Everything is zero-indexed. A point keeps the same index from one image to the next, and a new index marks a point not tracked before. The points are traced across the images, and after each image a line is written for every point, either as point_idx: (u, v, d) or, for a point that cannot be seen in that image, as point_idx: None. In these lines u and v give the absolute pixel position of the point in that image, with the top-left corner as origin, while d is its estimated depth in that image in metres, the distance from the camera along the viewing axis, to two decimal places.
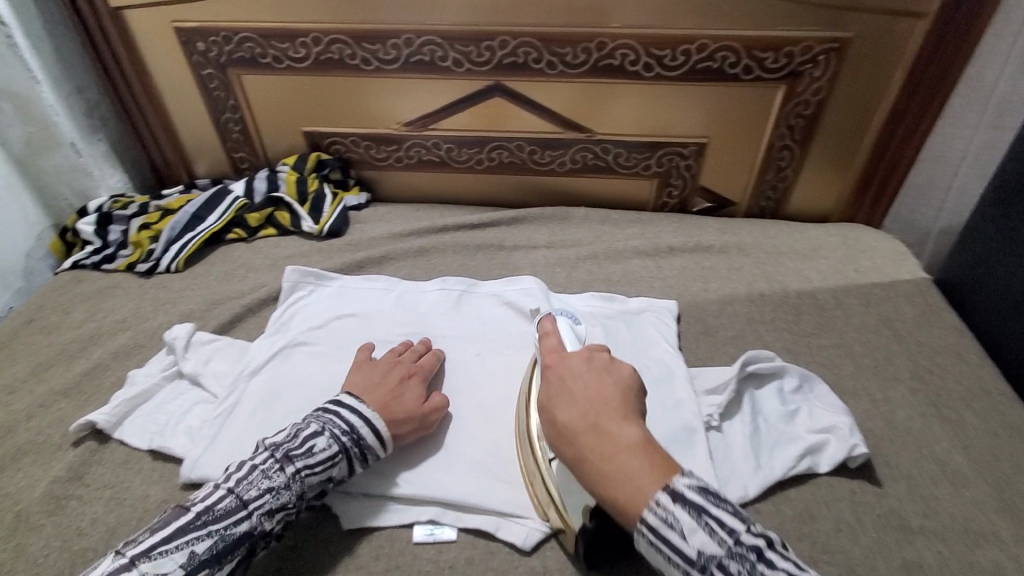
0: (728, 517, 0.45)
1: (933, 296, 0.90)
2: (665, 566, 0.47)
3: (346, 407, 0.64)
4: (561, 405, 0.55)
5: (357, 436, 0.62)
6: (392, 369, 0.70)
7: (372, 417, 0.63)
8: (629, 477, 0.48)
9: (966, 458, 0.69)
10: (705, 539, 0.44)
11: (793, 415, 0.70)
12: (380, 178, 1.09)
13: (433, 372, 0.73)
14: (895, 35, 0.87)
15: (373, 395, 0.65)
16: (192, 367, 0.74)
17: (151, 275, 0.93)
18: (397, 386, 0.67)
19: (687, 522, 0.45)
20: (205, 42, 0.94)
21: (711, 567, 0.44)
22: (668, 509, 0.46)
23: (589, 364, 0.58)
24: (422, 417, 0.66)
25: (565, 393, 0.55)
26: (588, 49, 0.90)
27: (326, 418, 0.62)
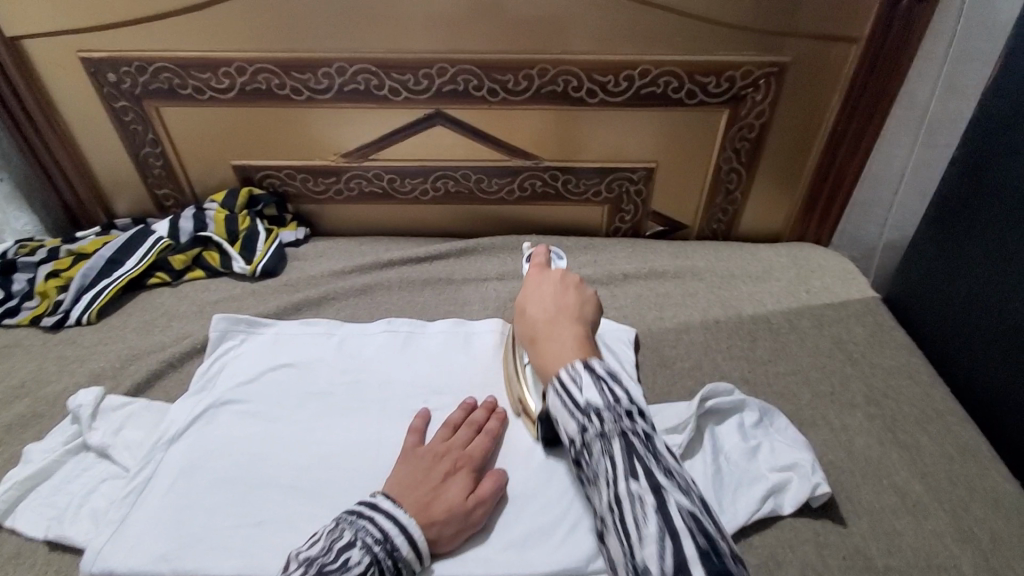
0: (620, 389, 0.56)
1: (882, 315, 0.90)
2: (558, 413, 0.58)
3: (382, 511, 0.57)
4: (533, 303, 0.70)
5: (391, 546, 0.54)
6: (437, 460, 0.62)
7: (409, 524, 0.56)
8: (555, 344, 0.64)
9: (925, 486, 0.68)
10: (595, 392, 0.56)
11: (754, 452, 0.68)
12: (319, 212, 1.03)
13: (484, 458, 0.65)
14: (830, 59, 0.87)
15: (413, 495, 0.58)
16: (99, 437, 0.67)
17: (59, 329, 0.84)
18: (441, 481, 0.60)
19: (587, 379, 0.57)
20: (117, 73, 0.87)
21: (591, 413, 0.55)
22: (576, 372, 0.58)
23: (562, 281, 0.73)
24: (467, 516, 0.59)
25: (538, 298, 0.71)
26: (529, 76, 0.87)
27: (359, 523, 0.55)
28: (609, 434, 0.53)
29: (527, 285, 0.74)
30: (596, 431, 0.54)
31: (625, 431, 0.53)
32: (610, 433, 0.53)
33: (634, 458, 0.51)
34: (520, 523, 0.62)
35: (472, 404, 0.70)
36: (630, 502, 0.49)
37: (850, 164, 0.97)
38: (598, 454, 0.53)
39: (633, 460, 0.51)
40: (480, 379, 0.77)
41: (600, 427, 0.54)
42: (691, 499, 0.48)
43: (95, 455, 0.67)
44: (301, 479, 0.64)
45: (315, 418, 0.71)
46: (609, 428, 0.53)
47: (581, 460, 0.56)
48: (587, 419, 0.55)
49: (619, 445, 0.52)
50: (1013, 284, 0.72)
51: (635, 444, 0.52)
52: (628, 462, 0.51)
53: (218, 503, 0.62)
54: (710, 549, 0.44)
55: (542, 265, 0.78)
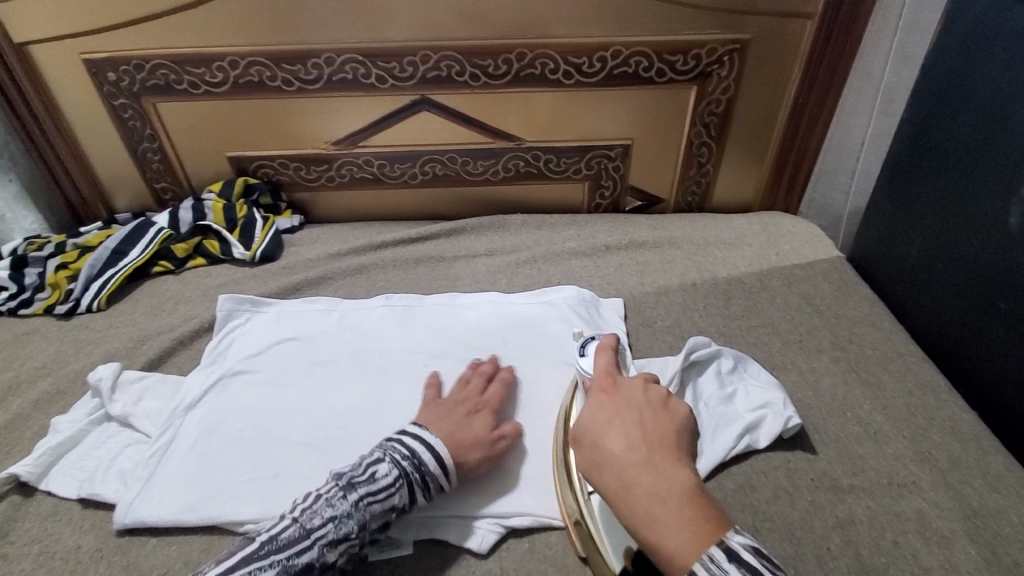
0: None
1: (846, 272, 0.96)
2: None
3: (411, 434, 0.64)
4: (611, 435, 0.55)
5: (418, 461, 0.61)
6: (459, 400, 0.69)
7: (437, 443, 0.62)
8: (666, 513, 0.48)
9: (886, 417, 0.75)
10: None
11: (732, 396, 0.74)
12: (313, 200, 1.07)
13: (501, 401, 0.71)
14: (788, 35, 0.94)
15: (438, 425, 0.65)
16: (120, 407, 0.71)
17: (71, 317, 0.88)
18: (464, 415, 0.66)
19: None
20: (115, 71, 0.91)
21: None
22: (724, 567, 0.45)
23: (642, 398, 0.58)
24: (491, 443, 0.65)
25: (619, 424, 0.56)
26: (508, 60, 0.93)
27: (388, 445, 0.62)
28: None
29: (592, 404, 0.59)
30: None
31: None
32: None
33: None
34: (516, 467, 0.67)
35: (484, 361, 0.76)
36: None
37: (811, 133, 1.03)
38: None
39: None
40: (475, 345, 0.82)
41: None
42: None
43: (118, 424, 0.71)
44: (313, 436, 0.69)
45: (323, 384, 0.76)
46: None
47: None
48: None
49: None
50: (958, 231, 0.78)
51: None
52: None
53: (237, 458, 0.67)
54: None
55: (609, 366, 0.65)
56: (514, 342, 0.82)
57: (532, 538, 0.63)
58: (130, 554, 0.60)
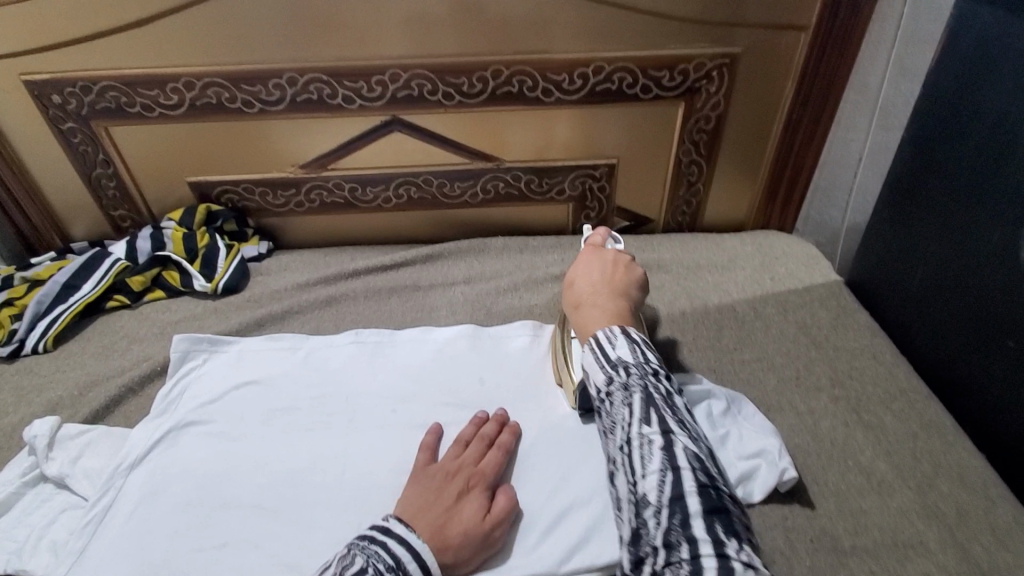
0: (648, 351, 0.62)
1: (845, 298, 0.91)
2: (590, 367, 0.63)
3: (394, 536, 0.55)
4: (582, 274, 0.74)
5: (403, 573, 0.52)
6: (449, 481, 0.61)
7: (422, 549, 0.54)
8: (597, 315, 0.69)
9: (890, 465, 0.69)
10: (627, 351, 0.62)
11: (723, 440, 0.68)
12: (281, 225, 1.01)
13: (497, 474, 0.64)
14: (780, 47, 0.88)
15: (425, 517, 0.57)
16: (57, 468, 0.65)
17: (15, 359, 0.82)
18: (454, 501, 0.59)
19: (621, 341, 0.63)
20: (63, 94, 0.85)
21: (620, 367, 0.60)
22: (613, 333, 0.64)
23: (613, 257, 0.77)
24: (485, 536, 0.58)
25: (587, 268, 0.75)
26: (483, 78, 0.87)
27: (372, 549, 0.53)
28: (632, 387, 0.58)
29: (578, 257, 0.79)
30: (621, 384, 0.59)
31: (647, 385, 0.58)
32: (633, 386, 0.58)
33: (653, 408, 0.56)
34: None
35: (483, 418, 0.69)
36: (641, 443, 0.54)
37: (807, 149, 0.98)
38: (618, 404, 0.58)
39: (649, 409, 0.56)
40: (449, 385, 0.77)
41: (625, 380, 0.59)
42: (699, 446, 0.54)
43: (54, 485, 0.66)
44: (267, 498, 0.64)
45: (281, 435, 0.70)
46: (633, 382, 0.58)
47: (603, 410, 0.61)
48: (614, 370, 0.60)
49: (639, 397, 0.57)
50: (964, 260, 0.73)
51: (655, 396, 0.57)
52: (645, 410, 0.56)
53: (181, 526, 0.61)
54: (709, 486, 0.50)
55: (598, 242, 0.81)
56: (492, 381, 0.77)
57: None
58: None
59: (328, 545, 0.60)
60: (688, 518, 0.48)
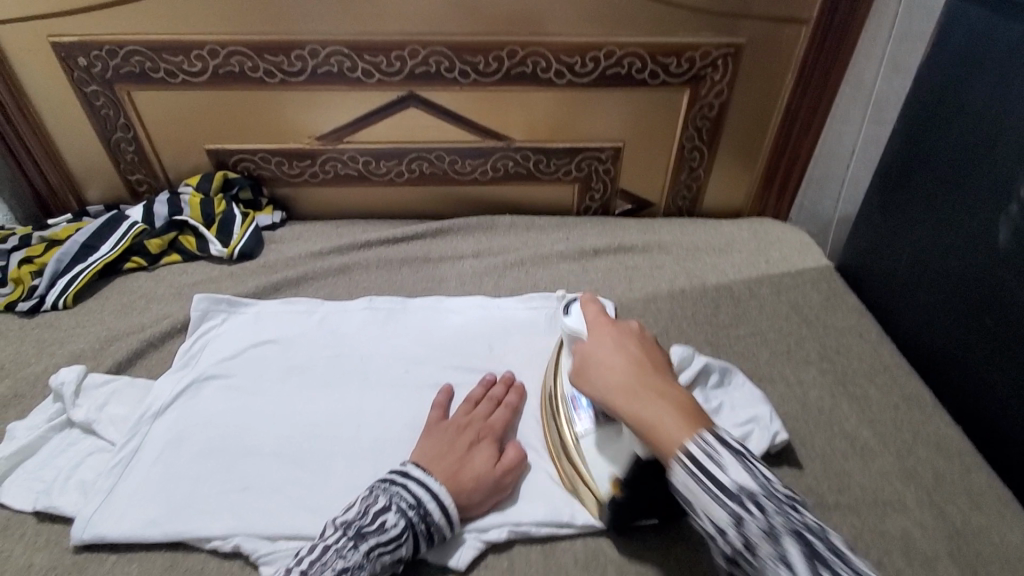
0: (764, 468, 0.47)
1: (835, 281, 0.95)
2: (691, 497, 0.47)
3: (414, 478, 0.59)
4: (610, 358, 0.57)
5: (424, 511, 0.57)
6: (460, 434, 0.65)
7: (440, 491, 0.58)
8: (667, 412, 0.51)
9: (872, 432, 0.74)
10: (746, 475, 0.46)
11: (718, 409, 0.72)
12: (295, 196, 1.04)
13: (505, 428, 0.68)
14: (783, 39, 0.92)
15: (441, 464, 0.61)
16: (83, 414, 0.68)
17: (35, 314, 0.84)
18: (468, 451, 0.63)
19: (727, 458, 0.47)
20: (87, 57, 0.87)
21: (749, 500, 0.45)
22: (708, 443, 0.48)
23: (635, 333, 0.60)
24: (497, 482, 0.61)
25: (615, 350, 0.58)
26: (499, 58, 0.90)
27: (393, 489, 0.58)
28: (781, 533, 0.43)
29: (589, 336, 0.61)
30: (761, 527, 0.44)
31: (796, 526, 0.43)
32: (781, 529, 0.43)
33: (823, 565, 0.41)
34: None
35: (491, 379, 0.72)
36: None
37: (803, 140, 1.03)
38: (768, 561, 0.43)
39: (821, 569, 0.41)
40: (459, 350, 0.80)
41: (766, 522, 0.44)
42: None
43: (80, 431, 0.68)
44: (287, 447, 0.67)
45: (300, 390, 0.73)
46: (779, 525, 0.43)
47: (736, 562, 0.45)
48: (742, 506, 0.45)
49: (798, 549, 0.42)
50: (947, 246, 0.78)
51: (814, 544, 0.43)
52: (812, 570, 0.41)
53: (207, 469, 0.64)
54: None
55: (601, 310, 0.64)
56: (500, 349, 0.80)
57: (512, 553, 0.61)
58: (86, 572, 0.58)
59: (346, 493, 0.63)
60: None
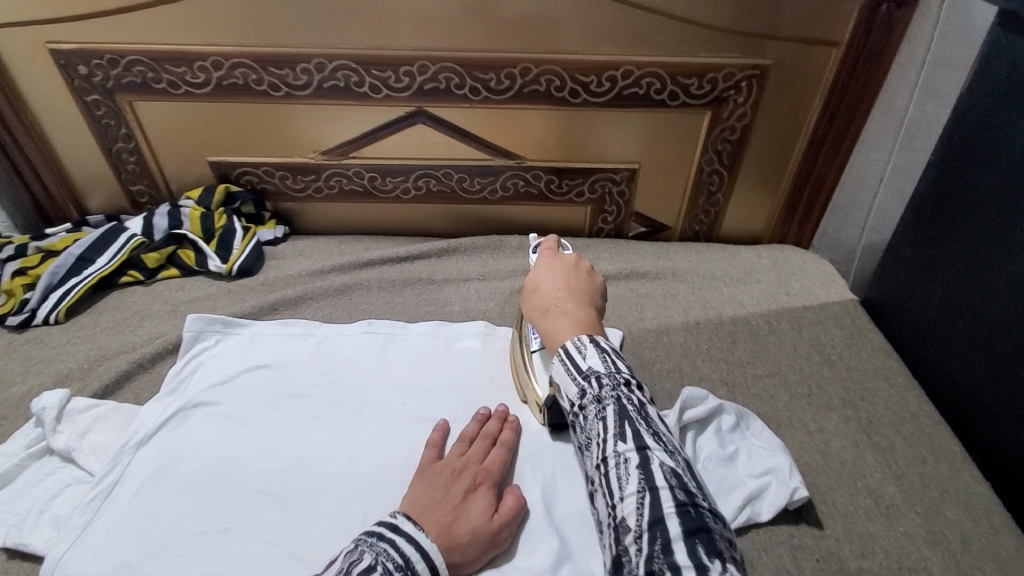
0: (624, 364, 0.59)
1: (860, 318, 0.90)
2: (560, 380, 0.60)
3: (403, 534, 0.54)
4: (544, 280, 0.70)
5: (412, 573, 0.52)
6: (454, 480, 0.61)
7: (432, 548, 0.54)
8: (565, 327, 0.64)
9: (899, 489, 0.69)
10: (598, 362, 0.59)
11: (732, 456, 0.67)
12: (299, 211, 1.01)
13: (502, 472, 0.64)
14: (811, 62, 0.88)
15: (434, 515, 0.57)
16: (64, 441, 0.65)
17: (25, 329, 0.82)
18: (461, 500, 0.59)
19: (592, 351, 0.60)
20: (88, 65, 0.84)
21: (591, 377, 0.58)
22: (583, 344, 0.60)
23: (576, 263, 0.72)
24: (493, 535, 0.57)
25: (552, 274, 0.70)
26: (512, 75, 0.86)
27: (380, 546, 0.52)
28: (605, 400, 0.56)
29: (537, 262, 0.73)
30: (592, 395, 0.57)
31: (620, 397, 0.56)
32: (607, 399, 0.56)
33: (627, 423, 0.54)
34: None
35: (485, 415, 0.69)
36: (617, 463, 0.52)
37: (830, 166, 0.97)
38: (591, 419, 0.56)
39: (624, 423, 0.54)
40: (459, 382, 0.76)
41: (598, 392, 0.57)
42: (676, 462, 0.51)
43: (60, 459, 0.65)
44: (273, 485, 0.63)
45: (289, 421, 0.70)
46: (606, 394, 0.56)
47: (577, 424, 0.59)
48: (586, 382, 0.58)
49: (613, 410, 0.55)
50: (986, 290, 0.72)
51: (628, 409, 0.55)
52: (620, 424, 0.54)
53: (187, 507, 0.61)
54: (688, 502, 0.47)
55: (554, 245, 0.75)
56: (503, 381, 0.76)
57: None
58: None
59: (333, 539, 0.59)
60: (667, 542, 0.45)
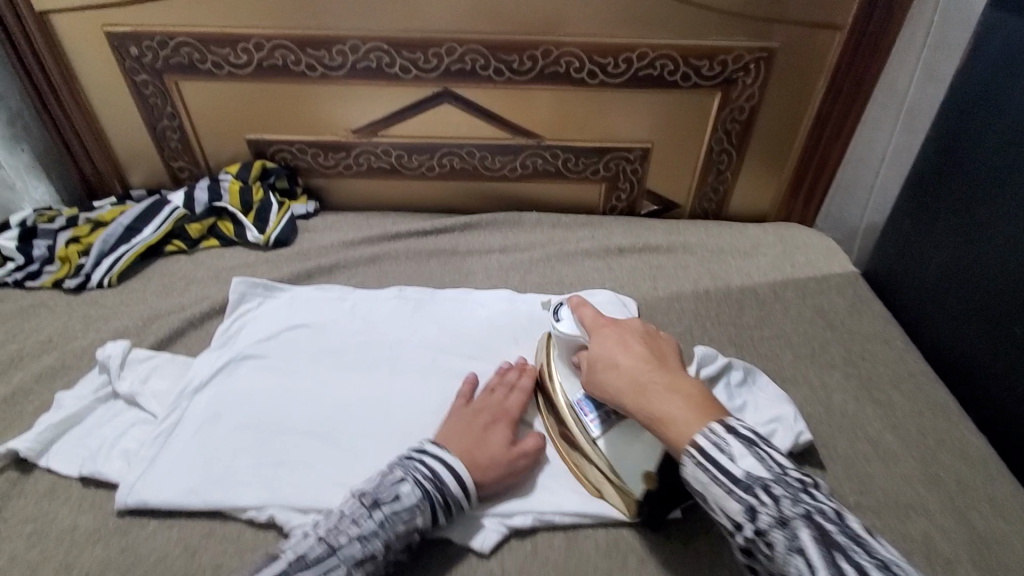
0: (779, 456, 0.48)
1: (861, 287, 0.95)
2: (709, 493, 0.48)
3: (430, 453, 0.62)
4: (618, 354, 0.59)
5: (440, 482, 0.59)
6: (477, 416, 0.67)
7: (454, 462, 0.60)
8: (676, 403, 0.52)
9: (896, 437, 0.74)
10: (755, 463, 0.47)
11: (742, 408, 0.73)
12: (329, 187, 1.07)
13: (522, 413, 0.69)
14: (816, 46, 0.93)
15: (457, 441, 0.63)
16: (127, 387, 0.71)
17: (81, 291, 0.88)
18: (482, 431, 0.65)
19: (736, 445, 0.48)
20: (138, 47, 0.90)
21: (758, 487, 0.46)
22: (720, 435, 0.49)
23: (641, 329, 0.62)
24: (511, 460, 0.63)
25: (624, 348, 0.60)
26: (534, 57, 0.92)
27: (410, 463, 0.60)
28: (789, 518, 0.44)
29: (597, 338, 0.63)
30: (771, 516, 0.45)
31: (807, 510, 0.44)
32: (790, 516, 0.44)
33: (833, 547, 0.42)
34: None
35: (506, 365, 0.74)
36: None
37: (833, 144, 1.02)
38: (779, 548, 0.44)
39: (831, 550, 0.42)
40: (486, 341, 0.81)
41: (778, 511, 0.45)
42: None
43: (124, 403, 0.71)
44: (320, 426, 0.69)
45: (331, 373, 0.75)
46: (787, 509, 0.44)
47: (753, 553, 0.46)
48: (754, 496, 0.46)
49: (808, 532, 0.43)
50: (979, 256, 0.78)
51: (826, 528, 0.43)
52: (826, 553, 0.42)
53: (243, 444, 0.67)
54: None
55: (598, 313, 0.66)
56: (526, 341, 0.82)
57: (535, 539, 0.63)
58: (128, 535, 0.61)
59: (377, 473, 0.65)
60: None
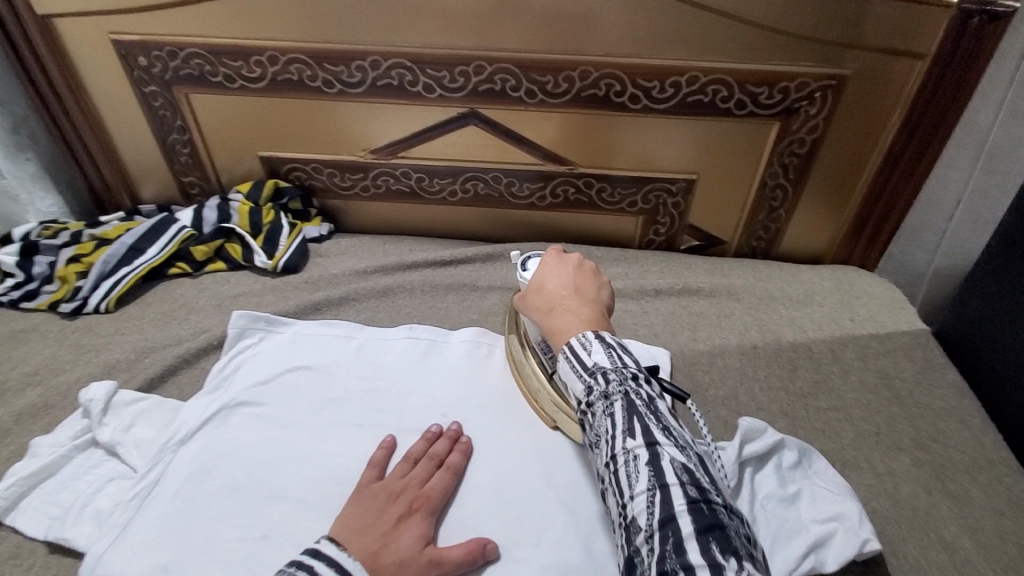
0: (628, 355, 0.53)
1: (933, 351, 0.84)
2: (565, 377, 0.54)
3: (323, 557, 0.51)
4: (549, 279, 0.63)
5: None
6: (388, 503, 0.57)
7: (353, 569, 0.51)
8: (569, 323, 0.58)
9: (975, 544, 0.63)
10: (605, 358, 0.53)
11: (794, 498, 0.63)
12: (346, 208, 1.00)
13: (443, 498, 0.59)
14: (893, 75, 0.81)
15: (359, 539, 0.53)
16: (109, 435, 0.65)
17: (76, 317, 0.83)
18: (392, 526, 0.55)
19: (598, 347, 0.54)
20: (147, 57, 0.85)
21: (599, 375, 0.51)
22: (588, 341, 0.55)
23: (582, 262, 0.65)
24: (425, 565, 0.53)
25: (556, 274, 0.64)
26: (570, 78, 0.83)
27: (298, 575, 0.50)
28: (613, 396, 0.50)
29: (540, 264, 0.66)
30: (601, 395, 0.51)
31: (629, 392, 0.50)
32: (613, 394, 0.50)
33: (636, 418, 0.48)
34: (537, 556, 0.57)
35: (436, 433, 0.65)
36: (625, 461, 0.46)
37: (904, 187, 0.89)
38: (600, 417, 0.50)
39: (632, 419, 0.48)
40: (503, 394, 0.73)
41: (605, 388, 0.50)
42: (687, 455, 0.46)
43: (104, 452, 0.66)
44: (311, 491, 0.61)
45: (330, 426, 0.68)
46: (613, 391, 0.50)
47: (588, 425, 0.52)
48: (595, 380, 0.51)
49: (620, 406, 0.49)
50: None
51: (636, 403, 0.49)
52: (628, 420, 0.48)
53: (224, 510, 0.60)
54: (700, 499, 0.42)
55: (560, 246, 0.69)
56: None
57: None
58: None
59: None
60: (682, 542, 0.40)
